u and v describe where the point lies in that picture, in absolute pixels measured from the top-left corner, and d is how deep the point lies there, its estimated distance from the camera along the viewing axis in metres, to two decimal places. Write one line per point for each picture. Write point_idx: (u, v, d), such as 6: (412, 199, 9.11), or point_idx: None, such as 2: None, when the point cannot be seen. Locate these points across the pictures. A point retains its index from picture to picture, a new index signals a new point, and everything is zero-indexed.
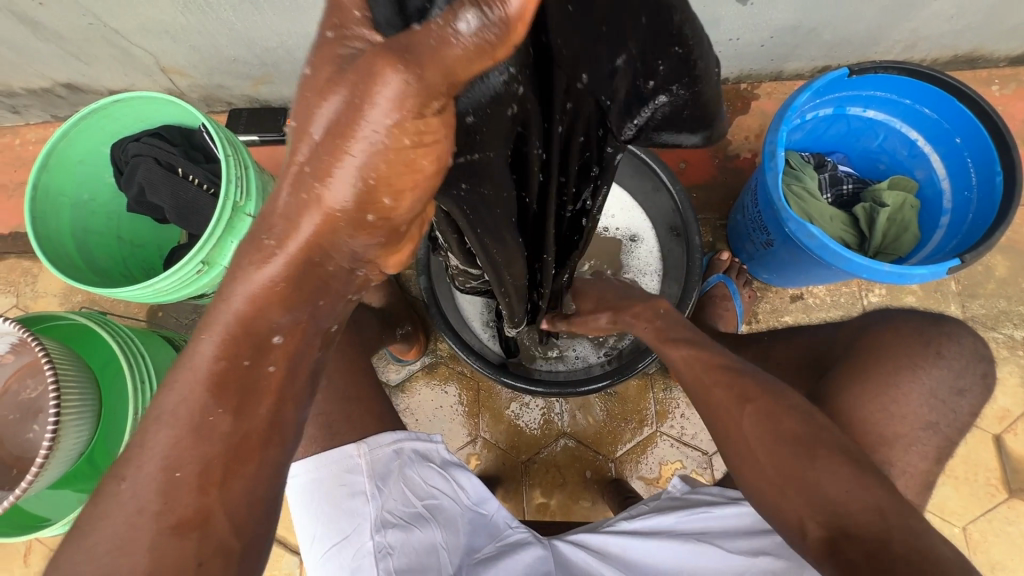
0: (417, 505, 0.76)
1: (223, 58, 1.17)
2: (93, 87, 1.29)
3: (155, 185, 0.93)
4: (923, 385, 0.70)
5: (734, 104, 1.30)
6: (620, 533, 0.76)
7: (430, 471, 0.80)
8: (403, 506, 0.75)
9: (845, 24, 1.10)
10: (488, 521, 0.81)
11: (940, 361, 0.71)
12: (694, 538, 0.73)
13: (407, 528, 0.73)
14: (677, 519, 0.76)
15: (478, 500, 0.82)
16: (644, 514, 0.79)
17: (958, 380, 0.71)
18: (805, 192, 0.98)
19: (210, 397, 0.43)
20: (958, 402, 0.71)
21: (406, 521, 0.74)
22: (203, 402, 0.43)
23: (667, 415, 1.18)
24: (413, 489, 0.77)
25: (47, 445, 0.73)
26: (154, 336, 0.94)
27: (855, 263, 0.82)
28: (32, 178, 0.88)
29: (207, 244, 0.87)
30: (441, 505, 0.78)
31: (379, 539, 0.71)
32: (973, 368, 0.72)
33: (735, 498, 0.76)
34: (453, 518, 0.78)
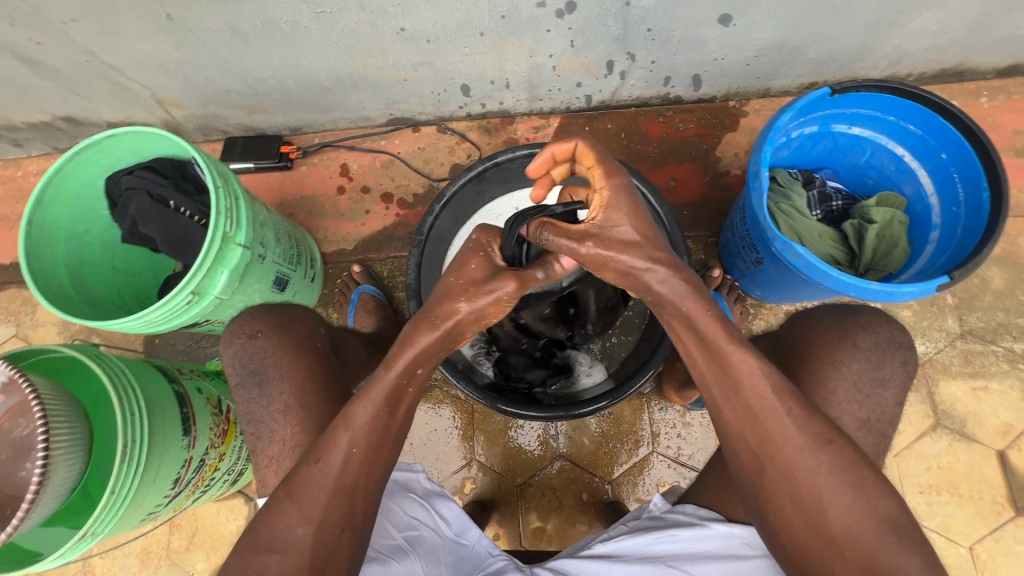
0: (398, 538, 0.76)
1: (217, 90, 1.20)
2: (92, 120, 1.32)
3: (147, 217, 0.94)
4: (846, 381, 0.76)
5: (723, 121, 1.31)
6: (594, 558, 0.74)
7: (411, 502, 0.80)
8: (383, 538, 0.75)
9: (829, 42, 1.11)
10: (470, 553, 0.79)
11: (855, 354, 0.77)
12: (665, 563, 0.71)
13: (385, 561, 0.72)
14: (648, 542, 0.74)
15: (460, 531, 0.80)
16: (618, 537, 0.77)
17: (880, 372, 0.76)
18: (793, 210, 0.98)
19: (378, 410, 0.67)
20: (883, 393, 0.76)
21: (387, 555, 0.73)
22: (375, 416, 0.67)
23: (662, 435, 1.17)
24: (395, 520, 0.77)
25: (36, 482, 0.73)
26: (146, 367, 0.95)
27: (842, 282, 0.82)
28: (27, 213, 0.89)
29: (197, 275, 0.87)
30: (421, 536, 0.77)
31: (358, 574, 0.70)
32: (892, 357, 0.77)
33: (706, 520, 0.75)
34: (435, 549, 0.77)
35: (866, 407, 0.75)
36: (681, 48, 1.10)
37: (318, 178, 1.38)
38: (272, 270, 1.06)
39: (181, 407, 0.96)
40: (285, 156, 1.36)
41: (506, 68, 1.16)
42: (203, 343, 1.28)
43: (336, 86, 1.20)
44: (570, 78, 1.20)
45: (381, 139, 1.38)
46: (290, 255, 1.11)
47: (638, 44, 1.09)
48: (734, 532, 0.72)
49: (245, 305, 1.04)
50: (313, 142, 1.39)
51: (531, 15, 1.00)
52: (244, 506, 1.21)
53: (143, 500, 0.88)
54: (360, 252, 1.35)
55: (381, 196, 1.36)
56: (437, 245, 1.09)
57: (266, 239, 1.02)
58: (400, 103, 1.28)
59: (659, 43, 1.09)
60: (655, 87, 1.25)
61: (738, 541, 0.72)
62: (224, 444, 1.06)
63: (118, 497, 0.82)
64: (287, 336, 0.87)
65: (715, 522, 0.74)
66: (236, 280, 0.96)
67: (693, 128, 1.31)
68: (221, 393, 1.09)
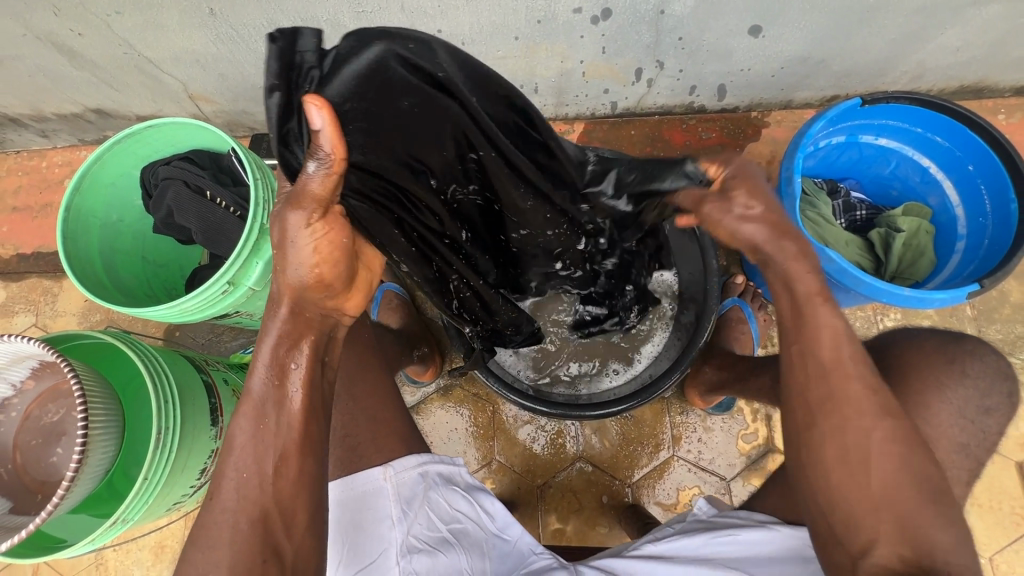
0: (442, 530, 0.76)
1: (249, 86, 1.21)
2: (121, 113, 1.33)
3: (183, 208, 0.94)
4: (950, 407, 0.69)
5: (745, 131, 1.33)
6: (644, 557, 0.75)
7: (455, 495, 0.80)
8: (429, 530, 0.75)
9: (854, 56, 1.13)
10: (513, 549, 0.79)
11: (964, 380, 0.70)
12: (723, 564, 0.71)
13: (432, 553, 0.73)
14: (703, 543, 0.74)
15: (503, 526, 0.81)
16: (670, 538, 0.77)
17: (986, 400, 0.70)
18: (820, 218, 0.99)
19: (258, 416, 0.60)
20: (987, 421, 0.70)
21: (433, 546, 0.74)
22: (254, 421, 0.60)
23: (683, 439, 1.17)
24: (439, 513, 0.77)
25: (75, 465, 0.74)
26: (177, 356, 0.95)
27: (875, 287, 0.83)
28: (66, 199, 0.90)
29: (235, 264, 0.88)
30: (464, 529, 0.78)
31: (405, 564, 0.71)
32: (999, 388, 0.71)
33: (766, 522, 0.73)
34: (478, 543, 0.78)
35: (950, 431, 0.69)
36: (709, 57, 1.12)
37: None
38: None
39: (210, 398, 0.96)
40: None
41: (536, 72, 1.18)
42: (224, 337, 1.28)
43: None
44: (598, 84, 1.22)
45: None
46: None
47: (667, 52, 1.11)
48: (798, 532, 0.70)
49: None
50: None
51: (566, 20, 1.02)
52: None
53: (172, 488, 0.88)
54: None
55: None
56: None
57: None
58: None
59: (689, 52, 1.11)
60: (680, 95, 1.27)
61: (800, 541, 0.70)
62: None
63: (149, 484, 0.82)
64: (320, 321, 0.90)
65: (776, 525, 0.72)
66: (269, 272, 0.97)
67: (715, 137, 1.33)
68: None
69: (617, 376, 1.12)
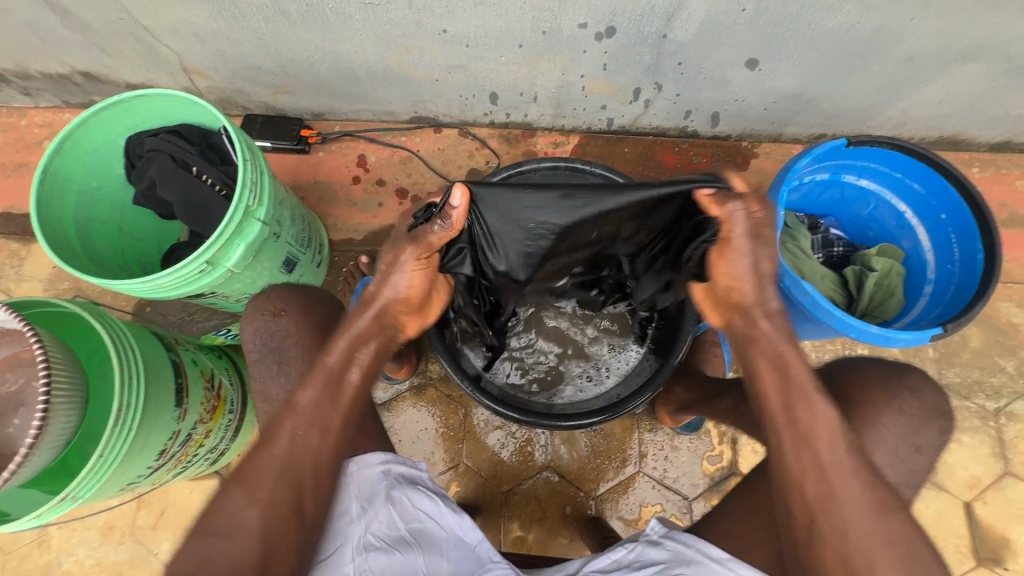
0: (400, 528, 0.76)
1: (247, 65, 1.20)
2: (111, 79, 1.30)
3: (167, 181, 0.92)
4: None
5: (734, 160, 1.37)
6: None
7: (421, 491, 0.80)
8: (387, 529, 0.75)
9: (843, 98, 1.18)
10: (470, 551, 0.77)
11: None
12: None
13: (387, 552, 0.73)
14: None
15: (462, 530, 0.79)
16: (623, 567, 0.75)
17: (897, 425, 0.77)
18: (799, 250, 1.02)
19: None
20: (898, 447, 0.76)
21: (390, 545, 0.74)
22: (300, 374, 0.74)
23: (650, 456, 1.19)
24: (400, 511, 0.77)
25: (33, 436, 0.71)
26: (146, 332, 0.93)
27: (844, 323, 0.85)
28: (45, 160, 0.87)
29: (216, 243, 0.86)
30: (426, 525, 0.78)
31: (361, 561, 0.72)
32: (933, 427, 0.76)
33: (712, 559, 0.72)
34: (436, 544, 0.77)
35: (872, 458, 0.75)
36: (707, 85, 1.15)
37: (334, 165, 1.38)
38: (284, 249, 1.06)
39: (177, 379, 0.93)
40: (304, 140, 1.36)
41: (537, 82, 1.19)
42: (197, 317, 1.24)
43: (368, 77, 1.21)
44: (596, 100, 1.24)
45: (401, 135, 1.39)
46: (301, 237, 1.12)
47: (666, 76, 1.14)
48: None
49: (252, 281, 1.02)
50: (333, 130, 1.39)
51: (572, 34, 1.03)
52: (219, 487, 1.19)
53: (127, 468, 0.84)
54: (369, 244, 1.33)
55: (396, 191, 1.36)
56: None
57: (281, 218, 1.02)
58: (427, 102, 1.30)
59: (687, 77, 1.13)
60: (675, 119, 1.30)
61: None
62: (212, 421, 1.03)
63: (105, 461, 0.79)
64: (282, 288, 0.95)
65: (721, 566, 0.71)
66: (250, 255, 0.95)
67: (705, 162, 1.37)
68: (216, 368, 1.07)
69: (589, 387, 1.13)
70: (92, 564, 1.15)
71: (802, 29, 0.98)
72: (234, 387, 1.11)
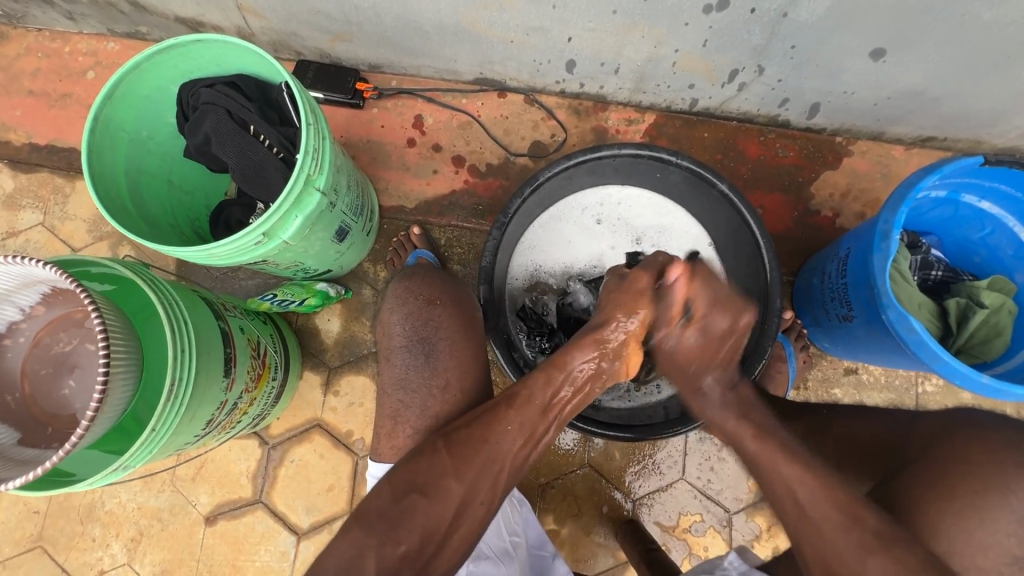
0: (506, 539, 0.84)
1: (306, 8, 1.09)
2: (159, 10, 1.20)
3: (224, 139, 0.85)
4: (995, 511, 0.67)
5: (825, 156, 1.24)
6: None
7: (523, 510, 0.90)
8: (495, 540, 0.82)
9: (970, 100, 1.03)
10: (544, 562, 0.88)
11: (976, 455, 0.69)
12: None
13: (495, 562, 0.80)
14: None
15: (539, 543, 0.89)
16: None
17: None
18: (898, 274, 0.92)
19: None
20: None
21: (496, 556, 0.81)
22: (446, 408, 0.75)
23: (695, 465, 1.15)
24: (509, 523, 0.86)
25: (94, 405, 0.69)
26: (195, 298, 0.89)
27: (951, 369, 0.76)
28: (97, 108, 0.80)
29: (274, 214, 0.80)
30: (522, 542, 0.86)
31: (473, 568, 0.78)
32: None
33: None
34: (524, 557, 0.86)
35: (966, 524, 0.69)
36: (816, 73, 1.02)
37: (389, 124, 1.29)
38: (338, 218, 1.00)
39: (225, 348, 0.90)
40: (359, 94, 1.27)
41: (624, 53, 1.07)
42: (240, 275, 1.20)
43: (436, 32, 1.10)
44: (684, 78, 1.11)
45: (462, 97, 1.28)
46: (354, 206, 1.05)
47: (772, 59, 1.01)
48: None
49: (305, 251, 0.96)
50: (390, 85, 1.29)
51: (676, 4, 0.90)
52: (257, 448, 1.19)
53: (177, 438, 0.83)
54: (420, 213, 1.26)
55: (452, 158, 1.27)
56: (512, 226, 1.01)
57: (338, 186, 0.95)
58: (495, 63, 1.18)
59: (796, 62, 1.00)
60: (767, 106, 1.17)
61: None
62: (256, 389, 1.01)
63: (157, 434, 0.77)
64: (420, 274, 0.96)
65: None
66: (307, 227, 0.89)
67: (792, 156, 1.24)
68: (262, 335, 1.04)
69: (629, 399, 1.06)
70: (134, 508, 1.18)
71: (950, 20, 0.84)
72: (278, 353, 1.09)
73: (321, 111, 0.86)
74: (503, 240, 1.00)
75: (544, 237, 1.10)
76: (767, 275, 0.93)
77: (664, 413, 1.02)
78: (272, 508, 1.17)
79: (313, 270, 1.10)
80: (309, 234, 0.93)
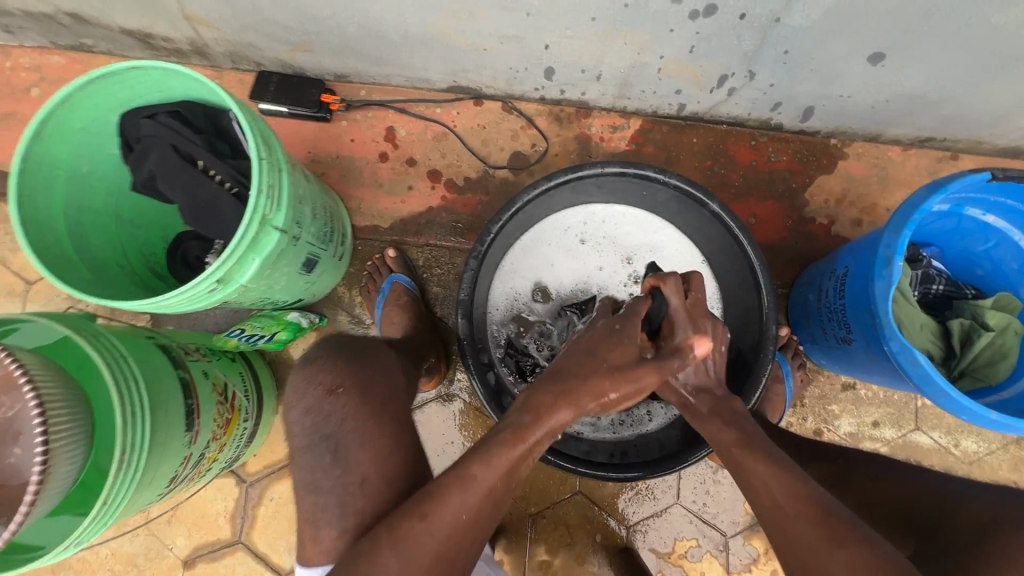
0: None
1: (260, 18, 1.01)
2: (103, 22, 1.11)
3: (170, 176, 0.78)
4: None
5: (819, 160, 1.18)
6: None
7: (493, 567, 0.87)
8: None
9: (973, 102, 0.98)
10: None
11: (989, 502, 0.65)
12: None
13: None
14: None
15: None
16: None
17: None
18: (900, 294, 0.88)
19: None
20: None
21: None
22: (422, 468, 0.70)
23: (690, 489, 1.11)
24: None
25: (36, 483, 0.63)
26: (150, 348, 0.82)
27: (958, 404, 0.72)
28: (22, 148, 0.72)
29: (228, 261, 0.73)
30: None
31: None
32: None
33: None
34: None
35: None
36: (811, 77, 0.95)
37: (359, 137, 1.21)
38: (303, 251, 0.93)
39: (187, 399, 0.84)
40: (325, 107, 1.18)
41: (605, 59, 0.99)
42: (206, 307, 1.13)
43: (403, 41, 1.02)
44: (671, 84, 1.04)
45: (436, 106, 1.20)
46: (322, 234, 0.98)
47: (764, 64, 0.94)
48: None
49: (269, 289, 0.90)
50: (359, 95, 1.21)
51: (660, 10, 0.83)
52: (234, 487, 1.13)
53: (136, 501, 0.77)
54: (395, 233, 1.19)
55: (427, 173, 1.20)
56: (492, 252, 0.95)
57: (301, 219, 0.88)
58: (469, 71, 1.11)
59: (789, 67, 0.94)
60: (758, 110, 1.10)
61: None
62: (226, 435, 0.95)
63: (110, 506, 0.70)
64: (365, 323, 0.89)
65: None
66: (268, 267, 0.82)
67: (785, 161, 1.18)
68: (229, 376, 0.97)
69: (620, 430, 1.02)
70: (108, 554, 1.13)
71: (955, 23, 0.78)
72: (249, 391, 1.03)
73: (272, 140, 0.78)
74: (482, 266, 0.94)
75: (527, 257, 1.04)
76: (760, 298, 0.87)
77: (655, 447, 0.97)
78: (252, 549, 1.12)
79: (282, 302, 1.03)
80: (272, 273, 0.86)
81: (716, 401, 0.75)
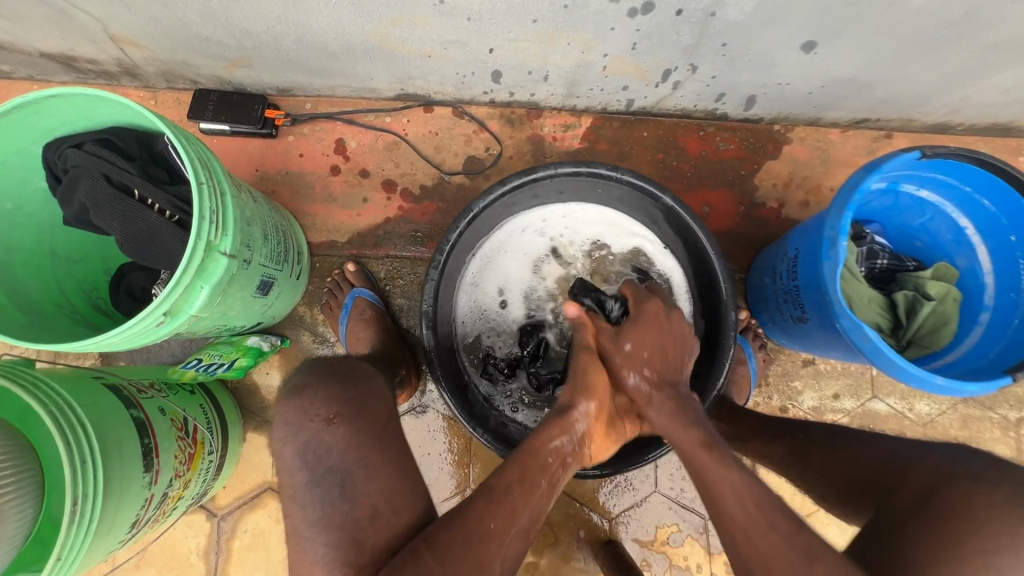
0: None
1: (191, 35, 0.97)
2: (20, 47, 1.04)
3: (102, 209, 0.74)
4: None
5: (765, 146, 1.21)
6: None
7: None
8: None
9: (900, 84, 1.02)
10: None
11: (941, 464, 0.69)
12: None
13: None
14: None
15: None
16: None
17: None
18: (848, 271, 0.91)
19: None
20: None
21: None
22: None
23: (667, 475, 1.13)
24: None
25: None
26: (96, 389, 0.78)
27: (908, 373, 0.75)
28: None
29: (173, 292, 0.70)
30: None
31: None
32: None
33: None
34: None
35: None
36: (749, 67, 0.98)
37: (308, 151, 1.18)
38: (257, 273, 0.90)
39: (143, 438, 0.80)
40: (270, 123, 1.15)
41: (550, 60, 1.00)
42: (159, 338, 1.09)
43: (345, 52, 1.00)
44: (617, 81, 1.06)
45: (385, 115, 1.18)
46: (276, 254, 0.95)
47: (705, 57, 0.96)
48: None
49: (222, 316, 0.86)
50: (305, 108, 1.18)
51: (599, 10, 0.84)
52: (206, 522, 1.09)
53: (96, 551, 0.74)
54: (354, 247, 1.17)
55: (382, 184, 1.18)
56: (453, 258, 0.95)
57: (250, 241, 0.85)
58: (415, 79, 1.09)
59: (728, 59, 0.96)
60: (704, 102, 1.13)
61: None
62: (191, 470, 0.91)
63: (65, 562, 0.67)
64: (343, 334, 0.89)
65: None
66: (218, 295, 0.79)
67: (733, 149, 1.21)
68: (188, 408, 0.93)
69: None
70: None
71: (877, 10, 0.81)
72: (211, 419, 0.99)
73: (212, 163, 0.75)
74: (443, 274, 0.94)
75: (486, 260, 1.03)
76: (717, 276, 0.89)
77: None
78: None
79: (240, 326, 0.99)
80: (223, 299, 0.83)
81: (684, 390, 0.77)
